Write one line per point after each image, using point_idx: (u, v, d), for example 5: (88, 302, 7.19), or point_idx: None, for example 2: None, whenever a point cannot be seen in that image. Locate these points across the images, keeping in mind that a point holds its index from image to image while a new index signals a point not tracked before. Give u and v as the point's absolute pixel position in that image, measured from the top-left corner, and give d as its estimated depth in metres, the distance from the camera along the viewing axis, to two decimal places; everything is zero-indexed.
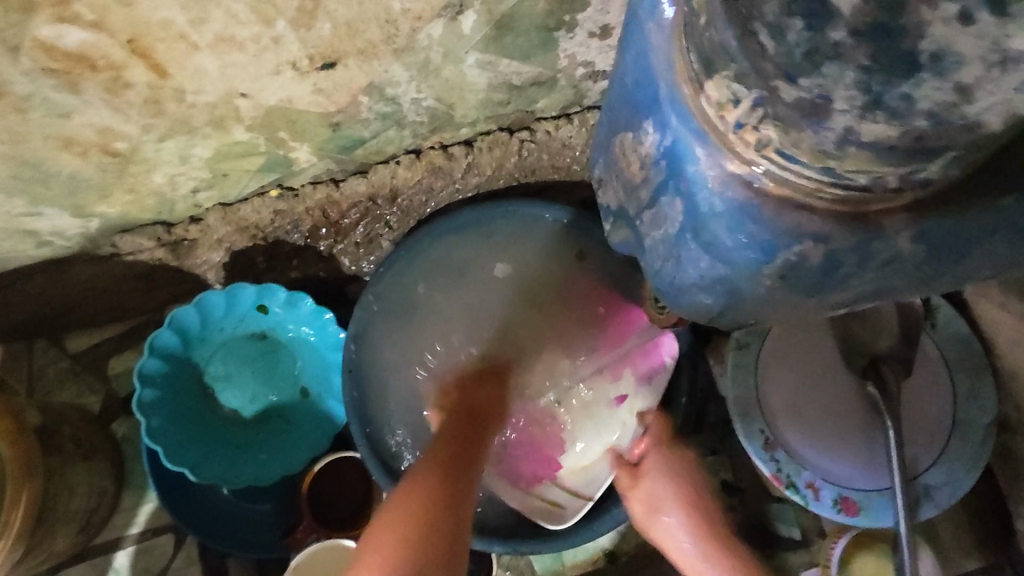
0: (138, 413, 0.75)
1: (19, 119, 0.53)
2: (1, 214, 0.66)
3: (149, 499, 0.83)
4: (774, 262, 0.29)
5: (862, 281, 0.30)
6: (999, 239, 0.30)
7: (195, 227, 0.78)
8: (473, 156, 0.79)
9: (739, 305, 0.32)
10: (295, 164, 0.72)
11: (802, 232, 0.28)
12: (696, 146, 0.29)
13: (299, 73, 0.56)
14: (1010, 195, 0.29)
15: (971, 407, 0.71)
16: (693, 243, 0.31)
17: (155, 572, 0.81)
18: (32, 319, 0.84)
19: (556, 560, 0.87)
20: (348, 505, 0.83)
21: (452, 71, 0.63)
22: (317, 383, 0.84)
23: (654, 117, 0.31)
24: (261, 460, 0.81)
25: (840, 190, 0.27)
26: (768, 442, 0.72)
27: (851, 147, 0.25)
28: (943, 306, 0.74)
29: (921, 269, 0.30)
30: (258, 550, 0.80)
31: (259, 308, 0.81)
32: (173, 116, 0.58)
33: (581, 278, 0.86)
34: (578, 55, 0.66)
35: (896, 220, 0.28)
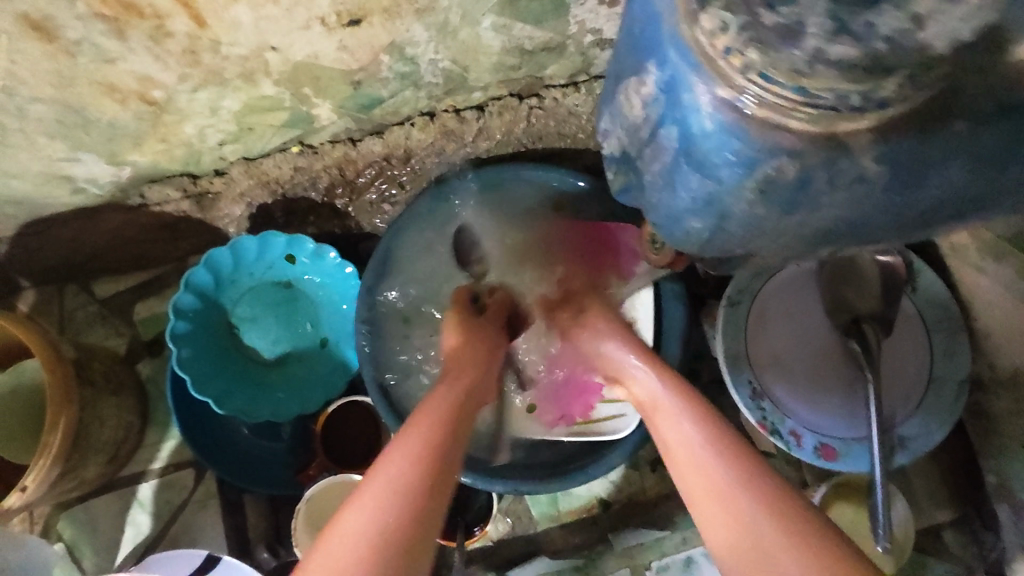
0: (171, 343, 0.80)
1: (69, 63, 0.57)
2: (42, 158, 0.70)
3: (172, 436, 0.89)
4: (754, 176, 0.33)
5: (832, 199, 0.35)
6: (952, 165, 0.34)
7: (219, 180, 0.82)
8: (484, 120, 0.83)
9: (726, 223, 0.37)
10: (316, 122, 0.76)
11: (780, 149, 0.32)
12: (692, 76, 0.33)
13: (327, 29, 0.60)
14: (962, 121, 0.33)
15: (946, 364, 0.76)
16: (687, 166, 0.35)
17: (176, 503, 0.86)
18: (64, 263, 0.89)
19: (552, 506, 0.92)
20: (356, 447, 0.88)
21: (468, 33, 0.67)
22: (336, 330, 0.89)
23: (656, 55, 0.35)
24: (278, 398, 0.86)
25: (812, 109, 0.30)
26: (754, 391, 0.76)
27: (819, 65, 0.28)
28: (926, 271, 0.78)
29: (885, 189, 0.35)
30: (271, 486, 0.85)
31: (287, 257, 0.87)
32: (207, 67, 0.62)
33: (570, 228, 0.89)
34: (587, 22, 0.69)
35: (862, 140, 0.32)
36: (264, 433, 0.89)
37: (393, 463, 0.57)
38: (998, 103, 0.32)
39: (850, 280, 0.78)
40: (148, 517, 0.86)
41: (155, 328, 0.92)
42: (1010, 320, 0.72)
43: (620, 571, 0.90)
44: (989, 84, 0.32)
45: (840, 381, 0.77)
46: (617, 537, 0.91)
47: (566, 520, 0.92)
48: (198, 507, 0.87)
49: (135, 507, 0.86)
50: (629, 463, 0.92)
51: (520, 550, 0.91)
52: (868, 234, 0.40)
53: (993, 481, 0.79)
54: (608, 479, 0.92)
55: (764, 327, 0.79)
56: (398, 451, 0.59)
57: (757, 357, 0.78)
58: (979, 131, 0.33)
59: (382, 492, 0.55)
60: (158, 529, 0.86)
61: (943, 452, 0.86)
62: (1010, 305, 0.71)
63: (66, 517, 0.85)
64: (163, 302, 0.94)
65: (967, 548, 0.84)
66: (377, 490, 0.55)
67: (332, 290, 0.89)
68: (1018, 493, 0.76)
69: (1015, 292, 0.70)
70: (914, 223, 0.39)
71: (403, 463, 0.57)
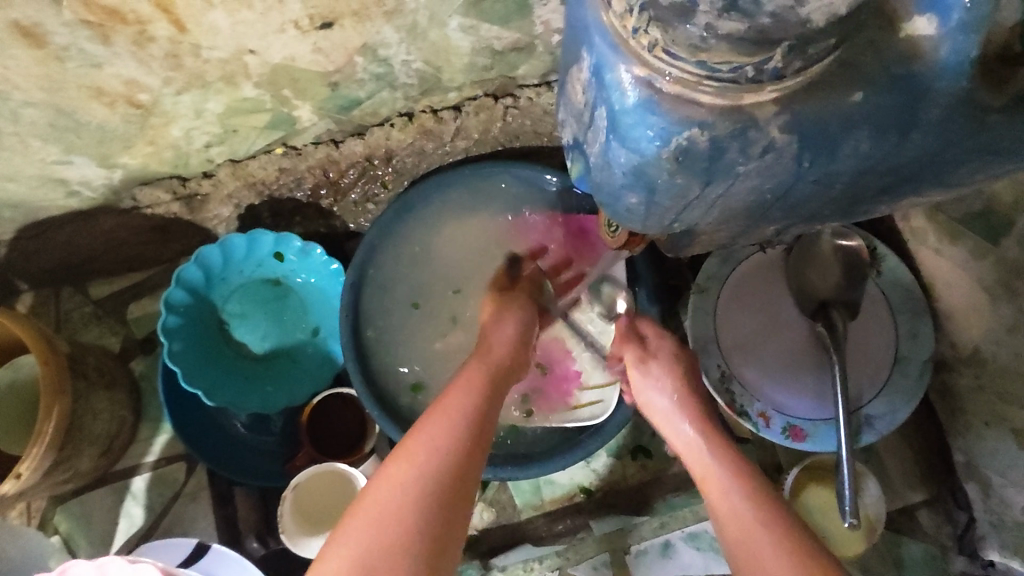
0: (163, 337, 0.83)
1: (58, 68, 0.61)
2: (37, 161, 0.74)
3: (165, 431, 0.92)
4: (670, 147, 0.36)
5: (747, 168, 0.38)
6: (858, 130, 0.37)
7: (207, 181, 0.86)
8: (461, 120, 0.86)
9: (656, 196, 0.40)
10: (298, 123, 0.80)
11: (692, 122, 0.35)
12: (613, 57, 0.36)
13: (301, 32, 0.64)
14: (859, 92, 0.36)
15: (910, 345, 0.79)
16: (614, 142, 0.38)
17: (169, 495, 0.89)
18: (60, 265, 0.92)
19: (536, 496, 0.94)
20: (343, 439, 0.90)
21: (438, 35, 0.70)
22: (324, 324, 0.92)
23: (585, 40, 0.38)
24: (267, 391, 0.89)
25: (715, 83, 0.33)
26: (723, 375, 0.79)
27: (712, 39, 0.30)
28: (889, 256, 0.81)
29: (794, 155, 0.38)
30: (259, 477, 0.88)
31: (276, 255, 0.90)
32: (190, 71, 0.66)
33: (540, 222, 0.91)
34: (552, 21, 0.72)
35: (768, 111, 0.35)
36: (255, 427, 0.91)
37: (443, 423, 0.57)
38: (891, 72, 0.36)
39: (816, 265, 0.79)
40: (141, 508, 0.89)
41: (148, 327, 0.95)
42: (970, 300, 0.74)
43: (599, 557, 0.91)
44: (883, 56, 0.36)
45: (808, 365, 0.79)
46: (598, 524, 0.93)
47: (549, 510, 0.93)
48: (189, 498, 0.89)
49: (129, 500, 0.89)
50: (610, 452, 0.94)
51: (502, 539, 0.93)
52: (796, 201, 0.44)
53: (962, 459, 0.81)
54: (591, 470, 0.94)
55: (732, 313, 0.81)
56: (446, 410, 0.59)
57: (726, 343, 0.81)
58: (875, 97, 0.36)
59: (432, 445, 0.54)
60: (150, 521, 0.88)
61: (916, 434, 0.88)
62: (969, 284, 0.73)
63: (62, 511, 0.88)
64: (155, 302, 0.97)
65: (941, 528, 0.85)
66: (429, 436, 0.55)
67: (319, 286, 0.92)
68: (986, 470, 0.78)
69: (971, 271, 0.72)
70: (846, 188, 0.43)
71: (452, 418, 0.57)
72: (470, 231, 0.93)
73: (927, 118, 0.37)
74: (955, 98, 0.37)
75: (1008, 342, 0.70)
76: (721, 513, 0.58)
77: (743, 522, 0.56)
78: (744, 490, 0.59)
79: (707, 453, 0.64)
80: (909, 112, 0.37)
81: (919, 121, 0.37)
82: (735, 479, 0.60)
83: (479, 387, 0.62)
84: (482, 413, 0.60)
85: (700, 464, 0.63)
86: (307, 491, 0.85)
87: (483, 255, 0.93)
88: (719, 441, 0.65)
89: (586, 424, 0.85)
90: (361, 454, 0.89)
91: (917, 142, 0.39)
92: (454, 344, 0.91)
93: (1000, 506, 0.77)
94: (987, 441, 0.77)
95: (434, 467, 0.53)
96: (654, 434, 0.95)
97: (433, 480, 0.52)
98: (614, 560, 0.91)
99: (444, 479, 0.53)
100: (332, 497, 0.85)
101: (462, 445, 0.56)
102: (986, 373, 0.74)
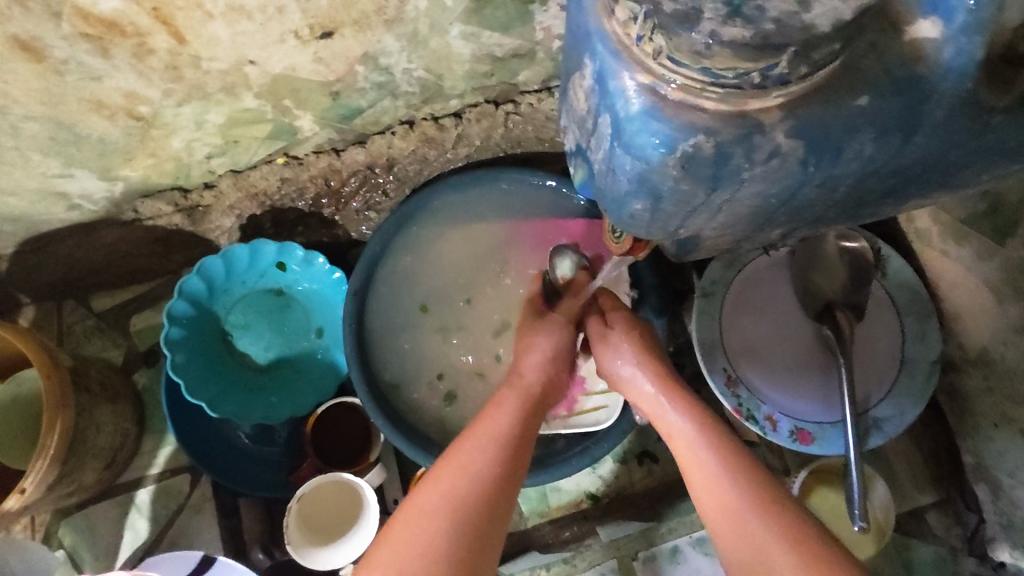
0: (166, 348, 0.83)
1: (58, 81, 0.61)
2: (38, 175, 0.74)
3: (168, 443, 0.91)
4: (675, 153, 0.36)
5: (752, 173, 0.38)
6: (862, 133, 0.37)
7: (209, 193, 0.85)
8: (463, 127, 0.86)
9: (661, 202, 0.39)
10: (299, 133, 0.80)
11: (696, 128, 0.35)
12: (615, 64, 0.35)
13: (302, 42, 0.64)
14: (865, 95, 0.36)
15: (917, 346, 0.78)
16: (618, 150, 0.38)
17: (173, 508, 0.89)
18: (62, 278, 0.92)
19: (542, 503, 0.93)
20: (348, 448, 0.90)
21: (438, 42, 0.70)
22: (327, 333, 0.92)
23: (588, 49, 0.38)
24: (271, 402, 0.89)
25: (719, 89, 0.33)
26: (729, 379, 0.78)
27: (716, 46, 0.30)
28: (894, 257, 0.81)
29: (800, 160, 0.37)
30: (263, 489, 0.87)
31: (278, 265, 0.90)
32: (190, 82, 0.66)
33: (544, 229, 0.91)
34: (553, 28, 0.72)
35: (772, 116, 0.35)
36: (259, 438, 0.91)
37: (473, 448, 0.57)
38: (895, 76, 0.36)
39: (821, 267, 0.79)
40: (146, 521, 0.88)
41: (151, 339, 0.95)
42: (977, 300, 0.74)
43: (606, 564, 0.90)
44: (884, 58, 0.35)
45: (815, 368, 0.79)
46: (605, 530, 0.92)
47: (556, 517, 0.93)
48: (193, 510, 0.89)
49: (133, 512, 0.88)
50: (615, 458, 0.94)
51: (508, 547, 0.92)
52: (801, 205, 0.44)
53: (971, 460, 0.81)
54: (597, 475, 0.94)
55: (737, 315, 0.81)
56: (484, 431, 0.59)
57: (732, 346, 0.80)
58: (880, 101, 0.36)
59: (464, 469, 0.54)
60: (155, 533, 0.88)
61: (924, 436, 0.87)
62: (976, 283, 0.73)
63: (66, 524, 0.87)
64: (158, 313, 0.97)
65: (950, 530, 0.84)
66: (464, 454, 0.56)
67: (322, 295, 0.92)
68: (995, 471, 0.77)
69: (977, 271, 0.72)
70: (851, 191, 0.43)
71: (487, 437, 0.58)
72: (472, 238, 0.93)
73: (933, 120, 0.37)
74: (958, 99, 0.36)
75: (1015, 342, 0.70)
76: (701, 490, 0.56)
77: (717, 484, 0.55)
78: (719, 453, 0.57)
79: (676, 417, 0.63)
80: (914, 115, 0.37)
81: (924, 123, 0.37)
82: (710, 442, 0.58)
83: (510, 416, 0.62)
84: (513, 441, 0.59)
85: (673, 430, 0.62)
86: (311, 503, 0.84)
87: (485, 263, 0.93)
88: (691, 404, 0.64)
89: (591, 430, 0.85)
90: (366, 463, 0.89)
91: (921, 144, 0.39)
92: (457, 351, 0.91)
93: (1010, 508, 0.76)
94: (995, 442, 0.76)
95: (467, 488, 0.53)
96: (660, 439, 0.95)
97: (462, 502, 0.51)
98: (622, 567, 0.90)
99: (476, 492, 0.53)
100: (338, 505, 0.86)
101: (494, 469, 0.55)
102: (994, 373, 0.74)
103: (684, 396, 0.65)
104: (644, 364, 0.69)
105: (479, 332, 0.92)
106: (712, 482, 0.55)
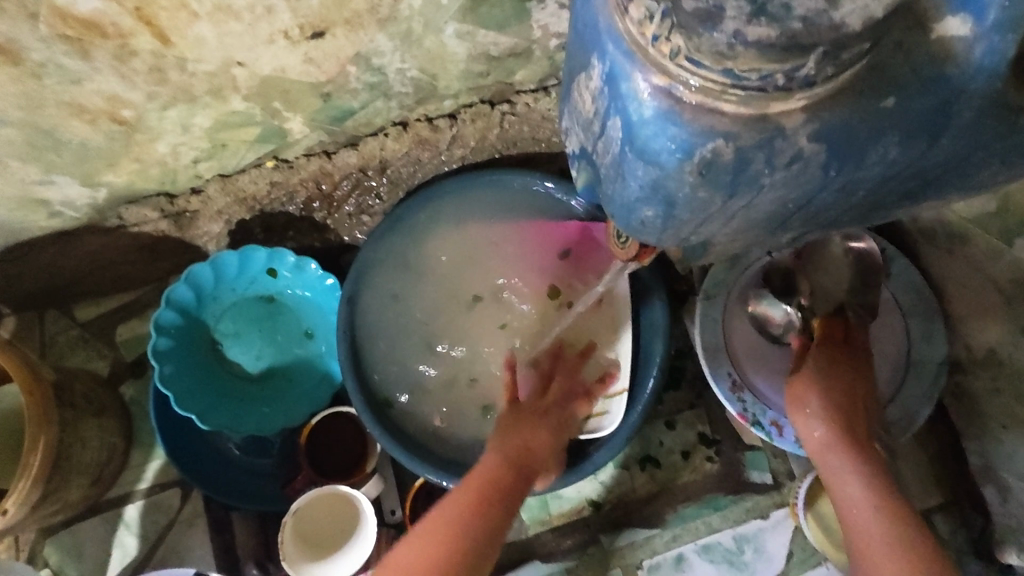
0: (153, 359, 0.80)
1: (35, 85, 0.58)
2: (16, 182, 0.71)
3: (158, 456, 0.88)
4: (693, 159, 0.34)
5: (772, 178, 0.36)
6: (888, 137, 0.35)
7: (196, 198, 0.83)
8: (457, 128, 0.84)
9: (675, 209, 0.37)
10: (290, 136, 0.77)
11: (714, 132, 0.33)
12: (627, 64, 0.33)
13: (292, 42, 0.62)
14: (891, 97, 0.34)
15: (924, 347, 0.77)
16: (630, 155, 0.36)
17: (163, 523, 0.86)
18: (44, 288, 0.89)
19: (543, 510, 0.91)
20: (343, 459, 0.87)
21: (433, 41, 0.68)
22: (320, 340, 0.89)
23: (597, 48, 0.36)
24: (264, 412, 0.87)
25: (740, 91, 0.31)
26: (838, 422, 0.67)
27: (740, 46, 0.28)
28: (898, 258, 0.79)
29: (822, 164, 0.36)
30: (257, 502, 0.85)
31: (269, 272, 0.87)
32: (175, 85, 0.63)
33: (542, 232, 0.89)
34: (550, 25, 0.70)
35: (795, 119, 0.33)
36: (251, 450, 0.88)
37: (428, 533, 0.65)
38: (922, 76, 0.34)
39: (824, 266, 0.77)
40: (135, 538, 0.85)
41: (138, 349, 0.92)
42: (983, 300, 0.73)
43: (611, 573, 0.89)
44: (913, 57, 0.34)
45: None
46: (608, 537, 0.90)
47: (556, 525, 0.91)
48: (186, 525, 0.86)
49: (122, 529, 0.86)
50: (616, 463, 0.92)
51: (511, 556, 0.90)
52: (818, 209, 0.42)
53: (977, 461, 0.80)
54: (598, 480, 0.92)
55: (740, 320, 0.81)
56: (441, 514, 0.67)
57: (736, 350, 0.80)
58: (906, 101, 0.34)
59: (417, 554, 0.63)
60: (145, 551, 0.85)
61: (929, 438, 0.86)
62: (983, 283, 0.72)
63: (52, 543, 0.84)
64: (145, 322, 0.94)
65: (957, 532, 0.83)
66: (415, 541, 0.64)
67: (314, 302, 0.90)
68: (1002, 473, 0.77)
69: (983, 271, 0.71)
70: (869, 196, 0.42)
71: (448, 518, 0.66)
72: (464, 239, 0.90)
73: (959, 121, 0.36)
74: (983, 100, 0.35)
75: None
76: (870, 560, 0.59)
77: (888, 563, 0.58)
78: (891, 523, 0.60)
79: (855, 483, 0.62)
80: (939, 117, 0.35)
81: (950, 125, 0.36)
82: (879, 513, 0.60)
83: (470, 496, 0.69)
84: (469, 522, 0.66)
85: (838, 478, 0.64)
86: (306, 517, 0.82)
87: (483, 266, 0.91)
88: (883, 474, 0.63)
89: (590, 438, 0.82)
90: (363, 474, 0.87)
91: (946, 146, 0.37)
92: (454, 357, 0.90)
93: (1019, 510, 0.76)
94: (1003, 444, 0.75)
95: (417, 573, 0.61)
96: (661, 444, 0.92)
97: None
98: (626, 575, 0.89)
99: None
100: (334, 518, 0.83)
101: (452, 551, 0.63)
102: (1002, 375, 0.73)
103: (858, 450, 0.64)
104: (836, 414, 0.67)
105: (477, 334, 0.90)
106: (876, 560, 0.59)
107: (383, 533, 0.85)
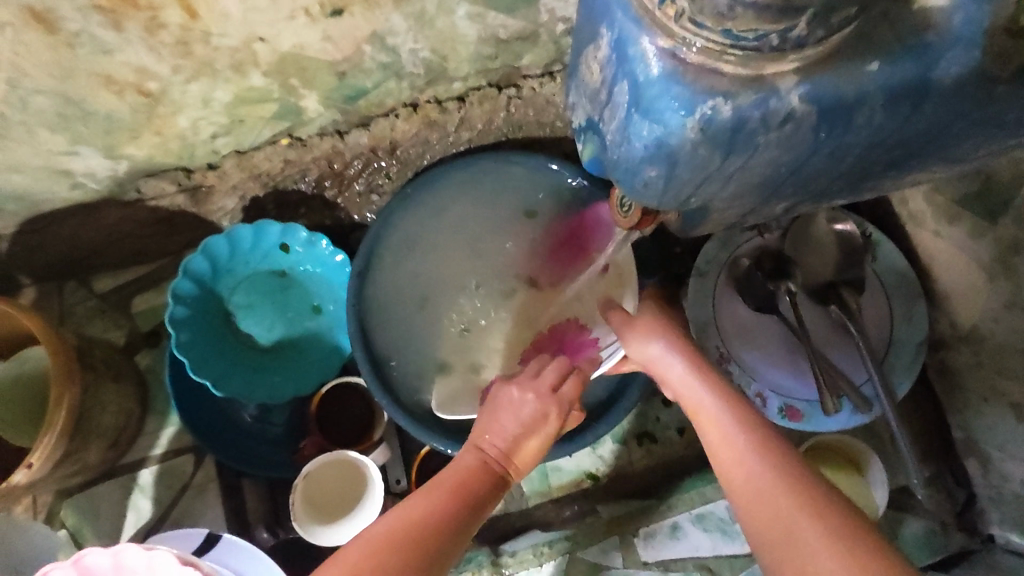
0: (170, 327, 0.83)
1: (69, 55, 0.61)
2: (43, 151, 0.73)
3: (172, 423, 0.91)
4: (695, 117, 0.37)
5: (766, 138, 0.39)
6: (873, 102, 0.38)
7: (212, 173, 0.86)
8: (465, 110, 0.87)
9: (677, 168, 0.40)
10: (304, 113, 0.80)
11: (715, 91, 0.36)
12: (635, 30, 0.37)
13: (311, 19, 0.65)
14: (875, 62, 0.37)
15: (906, 328, 0.81)
16: (637, 115, 0.39)
17: (177, 488, 0.89)
18: (63, 259, 0.92)
19: (543, 482, 0.94)
20: (351, 428, 0.91)
21: (445, 22, 0.71)
22: (328, 313, 0.92)
23: (607, 18, 0.39)
24: (275, 381, 0.90)
25: (739, 52, 0.34)
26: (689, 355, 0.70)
27: (739, 8, 0.31)
28: (883, 243, 0.82)
29: (812, 125, 0.39)
30: (268, 468, 0.88)
31: (282, 246, 0.90)
32: (199, 59, 0.66)
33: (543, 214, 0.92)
34: (557, 10, 0.73)
35: (788, 80, 0.37)
36: (262, 418, 0.91)
37: (409, 513, 0.55)
38: (904, 44, 0.37)
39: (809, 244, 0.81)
40: (149, 501, 0.88)
41: (153, 320, 0.95)
42: (967, 280, 0.76)
43: (609, 540, 0.91)
44: (896, 28, 0.37)
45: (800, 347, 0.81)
46: (605, 508, 0.94)
47: (556, 496, 0.93)
48: (198, 490, 0.89)
49: (137, 492, 0.88)
50: (616, 439, 0.94)
51: (512, 524, 0.93)
52: (809, 174, 0.45)
53: (961, 436, 0.84)
54: (598, 455, 0.94)
55: (731, 298, 0.84)
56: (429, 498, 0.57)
57: (726, 327, 0.83)
58: (890, 67, 0.37)
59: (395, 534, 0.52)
60: (159, 513, 0.88)
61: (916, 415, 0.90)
62: (968, 264, 0.75)
63: (69, 505, 0.87)
64: (159, 295, 0.96)
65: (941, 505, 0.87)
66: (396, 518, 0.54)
67: (325, 276, 0.92)
68: (984, 446, 0.80)
69: (968, 251, 0.74)
70: (856, 162, 0.45)
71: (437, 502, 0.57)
72: (468, 222, 0.93)
73: (939, 90, 0.39)
74: (962, 69, 0.38)
75: (1005, 318, 0.72)
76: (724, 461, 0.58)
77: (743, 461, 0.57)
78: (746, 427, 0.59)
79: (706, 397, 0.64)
80: (922, 82, 0.38)
81: (930, 92, 0.39)
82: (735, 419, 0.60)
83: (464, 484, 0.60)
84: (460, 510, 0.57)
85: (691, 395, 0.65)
86: (316, 484, 0.85)
87: (483, 245, 0.93)
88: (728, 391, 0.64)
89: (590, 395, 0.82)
90: (370, 442, 0.90)
91: (928, 112, 0.40)
92: (453, 333, 0.91)
93: (1000, 481, 0.80)
94: (986, 417, 0.79)
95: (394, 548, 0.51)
96: (659, 420, 0.95)
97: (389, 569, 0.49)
98: (623, 543, 0.91)
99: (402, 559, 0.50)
100: (342, 484, 0.86)
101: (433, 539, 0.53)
102: (984, 350, 0.77)
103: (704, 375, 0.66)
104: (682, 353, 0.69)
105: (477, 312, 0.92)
106: (736, 459, 0.57)
107: (389, 501, 0.88)
